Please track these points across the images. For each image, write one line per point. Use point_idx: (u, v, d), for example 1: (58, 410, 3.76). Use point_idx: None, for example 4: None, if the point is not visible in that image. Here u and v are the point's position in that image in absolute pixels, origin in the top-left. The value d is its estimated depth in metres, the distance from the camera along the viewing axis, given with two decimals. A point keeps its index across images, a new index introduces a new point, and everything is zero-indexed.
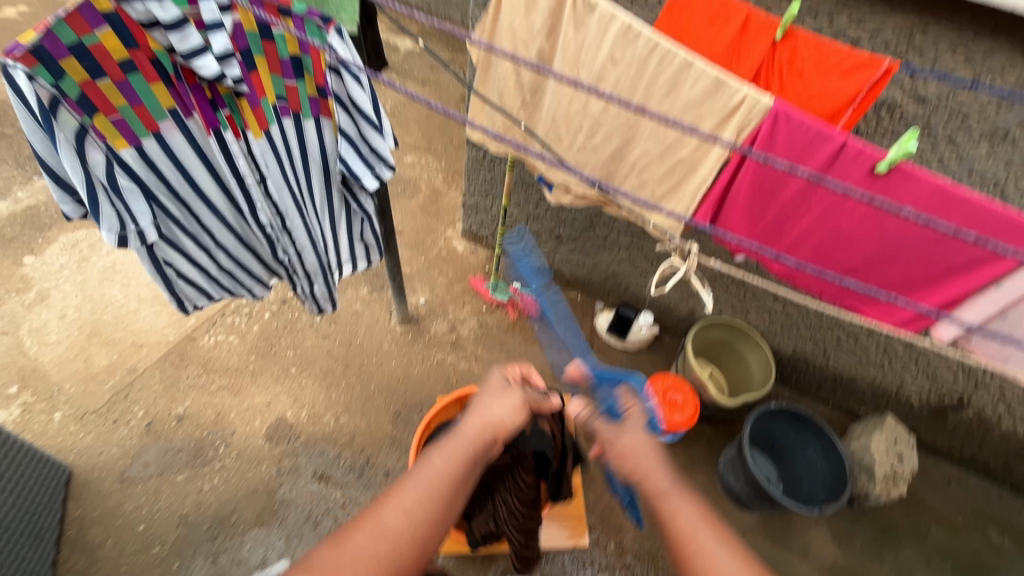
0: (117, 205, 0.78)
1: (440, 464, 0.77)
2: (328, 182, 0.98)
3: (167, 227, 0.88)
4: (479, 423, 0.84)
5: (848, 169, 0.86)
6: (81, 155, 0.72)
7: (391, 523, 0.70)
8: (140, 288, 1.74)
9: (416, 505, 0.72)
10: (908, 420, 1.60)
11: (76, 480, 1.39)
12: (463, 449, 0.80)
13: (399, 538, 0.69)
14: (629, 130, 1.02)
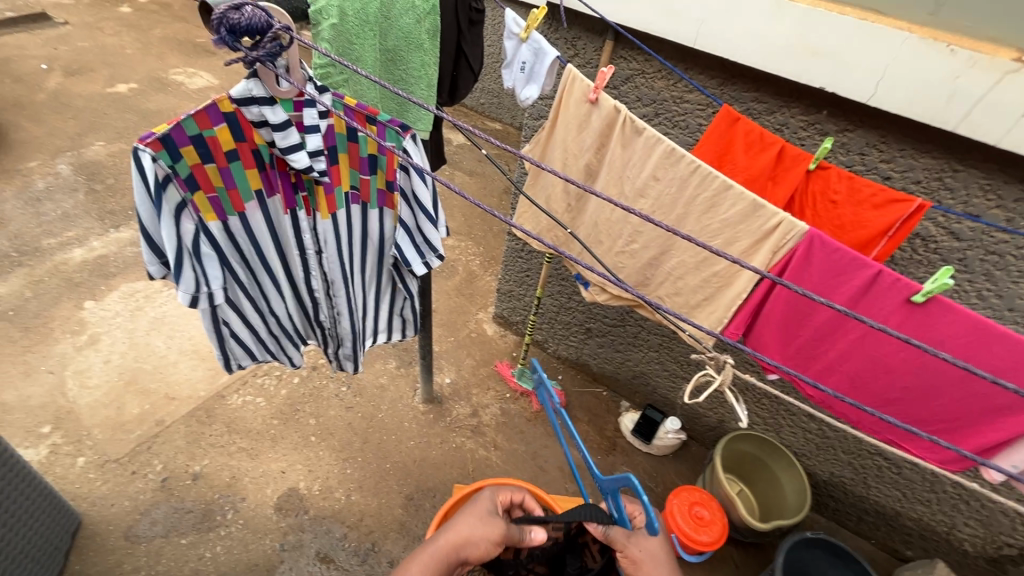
0: (196, 269, 0.84)
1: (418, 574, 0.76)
2: (380, 261, 1.05)
3: (231, 291, 0.95)
4: (453, 542, 0.81)
5: (883, 298, 0.88)
6: (177, 225, 0.80)
7: None
8: (183, 342, 1.83)
9: None
10: (963, 569, 1.45)
11: (83, 531, 1.37)
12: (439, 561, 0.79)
13: None
14: (666, 241, 1.08)
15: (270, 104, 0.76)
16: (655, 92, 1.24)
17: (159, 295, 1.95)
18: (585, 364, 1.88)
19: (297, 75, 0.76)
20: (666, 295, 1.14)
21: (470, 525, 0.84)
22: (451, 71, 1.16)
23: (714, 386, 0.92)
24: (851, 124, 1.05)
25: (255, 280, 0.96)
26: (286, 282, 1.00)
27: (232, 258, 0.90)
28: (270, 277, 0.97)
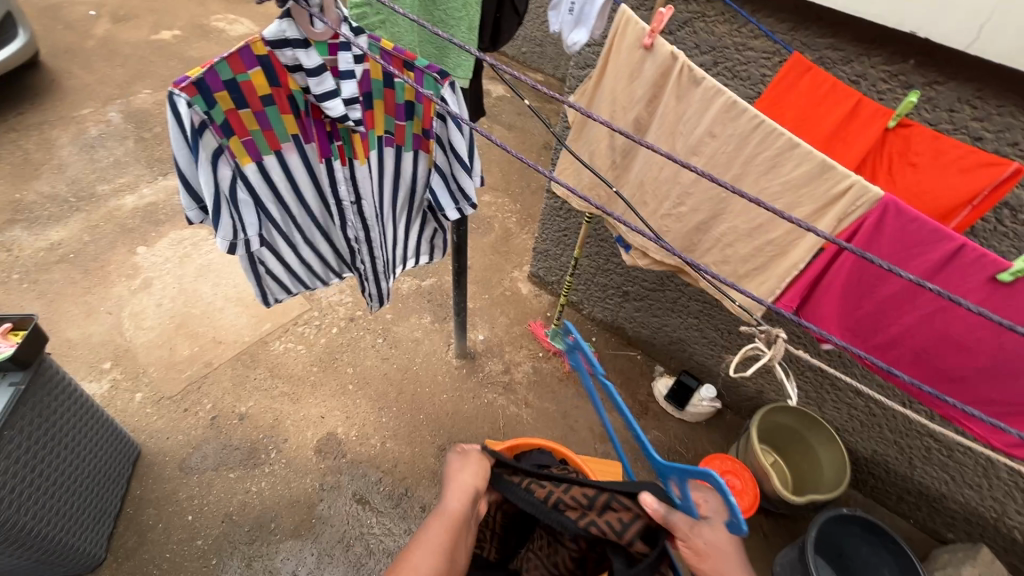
0: (234, 215, 0.84)
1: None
2: (414, 203, 1.04)
3: (267, 234, 0.95)
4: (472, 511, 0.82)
5: (960, 272, 0.80)
6: (214, 172, 0.79)
7: None
8: (229, 289, 1.89)
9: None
10: (1008, 556, 1.39)
11: (143, 459, 1.49)
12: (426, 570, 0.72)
13: None
14: (717, 205, 1.01)
15: (304, 47, 0.73)
16: (716, 38, 1.13)
17: (205, 243, 2.01)
18: (621, 327, 1.85)
19: (331, 15, 0.72)
20: (713, 261, 1.08)
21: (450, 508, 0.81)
22: (494, 14, 1.08)
23: (762, 360, 0.87)
24: (942, 75, 0.93)
25: (291, 224, 0.96)
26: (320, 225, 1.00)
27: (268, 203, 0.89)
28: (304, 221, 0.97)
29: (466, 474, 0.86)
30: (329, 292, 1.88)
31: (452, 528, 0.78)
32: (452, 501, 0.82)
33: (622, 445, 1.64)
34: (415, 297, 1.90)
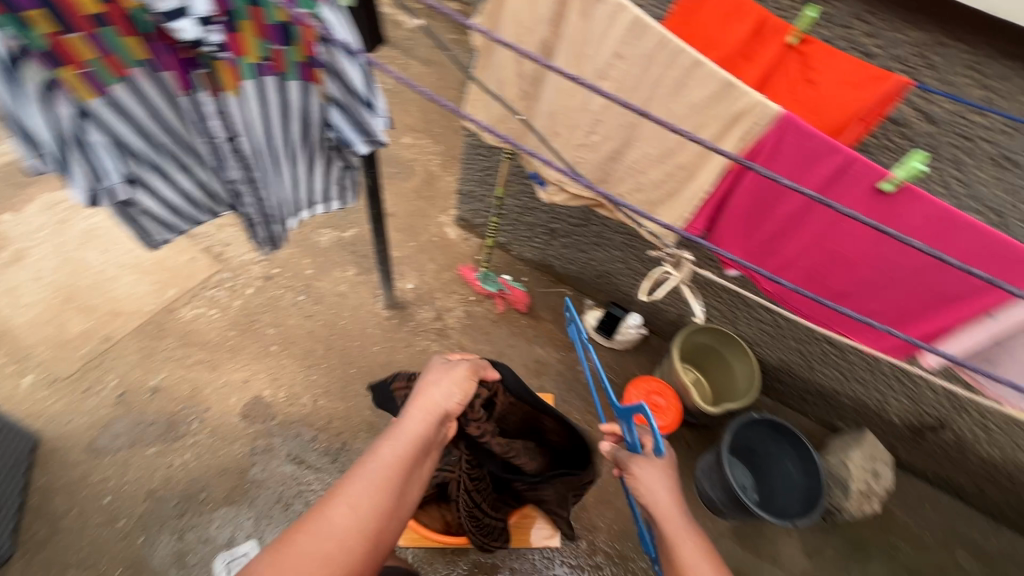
0: (86, 161, 0.76)
1: (339, 525, 0.67)
2: (311, 141, 0.94)
3: (138, 180, 0.85)
4: (426, 410, 0.83)
5: (849, 185, 0.84)
6: (47, 110, 0.70)
7: (338, 520, 0.67)
8: (121, 255, 1.70)
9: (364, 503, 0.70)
10: (888, 437, 1.60)
11: (43, 446, 1.36)
12: (367, 498, 0.70)
13: (347, 534, 0.67)
14: (629, 131, 0.99)
15: None
16: None
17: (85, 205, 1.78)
18: (550, 265, 1.86)
19: None
20: (628, 190, 1.07)
21: (408, 434, 0.79)
22: None
23: (670, 282, 0.90)
24: None
25: (165, 167, 0.86)
26: (200, 168, 0.90)
27: (126, 143, 0.79)
28: (178, 163, 0.87)
29: (437, 398, 0.85)
30: (240, 251, 1.74)
31: (403, 457, 0.76)
32: (410, 427, 0.80)
33: (556, 379, 1.70)
34: (337, 249, 1.80)
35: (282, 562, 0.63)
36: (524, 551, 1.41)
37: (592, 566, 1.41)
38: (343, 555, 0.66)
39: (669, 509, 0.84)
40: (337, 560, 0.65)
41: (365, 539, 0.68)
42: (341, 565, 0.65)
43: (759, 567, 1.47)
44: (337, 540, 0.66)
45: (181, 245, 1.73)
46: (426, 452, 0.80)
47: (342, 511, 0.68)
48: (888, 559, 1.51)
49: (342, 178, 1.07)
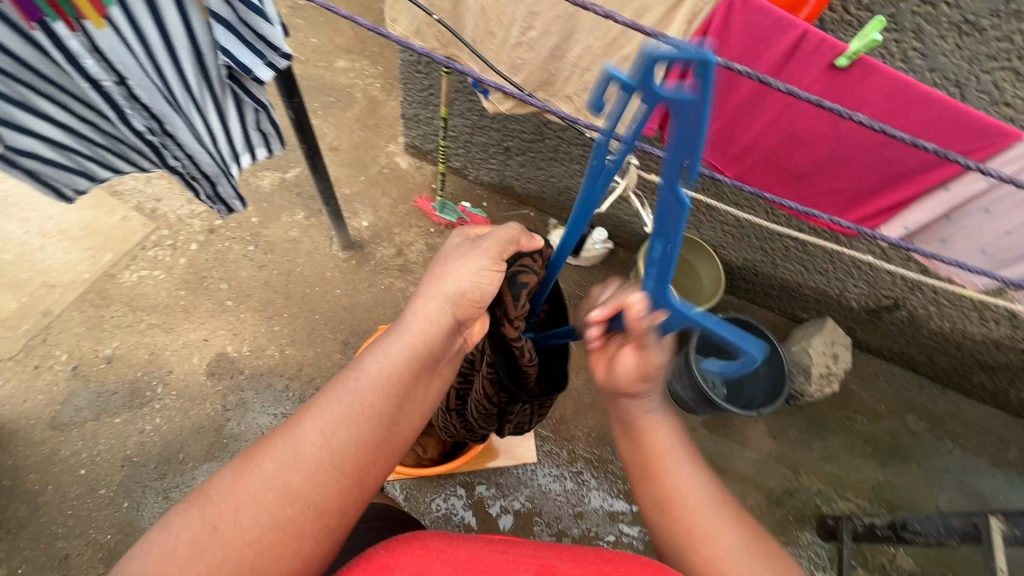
0: None
1: (309, 457, 0.52)
2: (207, 76, 0.84)
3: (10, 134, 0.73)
4: (436, 307, 0.62)
5: (805, 62, 0.78)
6: None
7: (306, 446, 0.53)
8: (42, 223, 1.56)
9: (340, 429, 0.54)
10: (847, 322, 1.66)
11: (3, 429, 1.32)
12: (346, 424, 0.54)
13: (318, 466, 0.52)
14: (568, 23, 0.89)
15: None
16: None
17: None
18: (510, 186, 1.78)
19: None
20: (574, 91, 0.98)
21: (406, 338, 0.60)
22: None
23: (618, 191, 0.85)
24: None
25: (42, 109, 0.74)
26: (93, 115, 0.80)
27: None
28: (63, 111, 0.77)
29: (455, 283, 0.63)
30: (174, 205, 1.62)
31: (393, 376, 0.58)
32: (407, 340, 0.60)
33: None
34: (281, 193, 1.68)
35: (239, 489, 0.50)
36: (509, 467, 1.47)
37: (574, 472, 1.49)
38: (314, 493, 0.52)
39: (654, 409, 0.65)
40: (304, 499, 0.51)
41: (340, 480, 0.53)
42: (312, 505, 0.52)
43: (730, 454, 1.57)
44: (305, 474, 0.52)
45: (108, 205, 1.60)
46: (430, 370, 0.62)
47: (314, 439, 0.53)
48: (846, 432, 1.62)
49: (260, 122, 0.99)
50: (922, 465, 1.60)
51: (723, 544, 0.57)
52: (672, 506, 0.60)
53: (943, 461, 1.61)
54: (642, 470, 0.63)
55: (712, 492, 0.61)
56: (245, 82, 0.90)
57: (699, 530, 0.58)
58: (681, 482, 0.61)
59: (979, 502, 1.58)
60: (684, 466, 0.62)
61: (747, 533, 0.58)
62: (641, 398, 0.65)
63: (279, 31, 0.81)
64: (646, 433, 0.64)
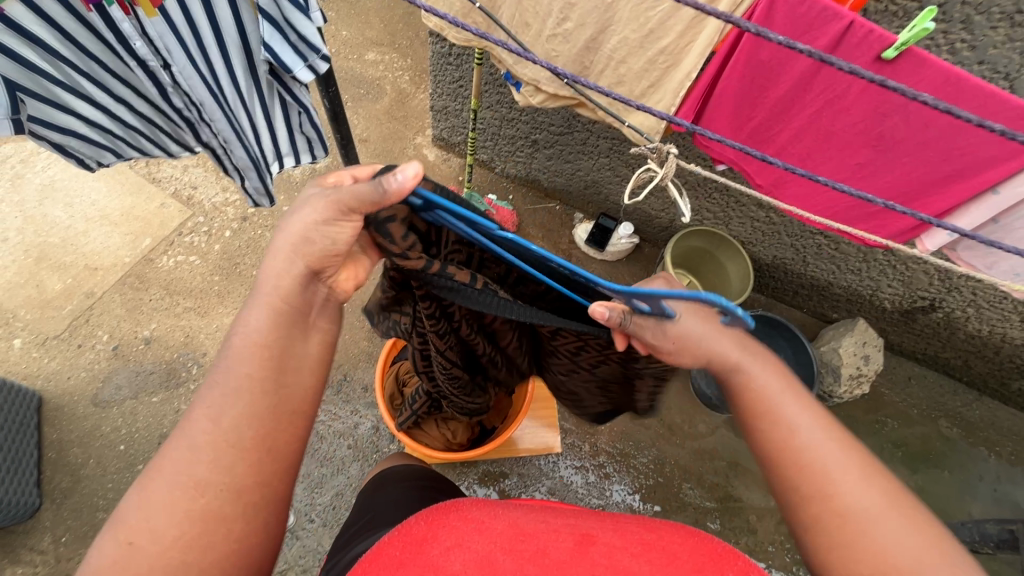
0: None
1: (201, 441, 0.50)
2: (254, 75, 0.87)
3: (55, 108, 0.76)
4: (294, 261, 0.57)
5: (850, 54, 0.77)
6: None
7: (196, 438, 0.51)
8: (86, 208, 1.62)
9: (226, 409, 0.52)
10: (879, 323, 1.63)
11: (48, 405, 1.38)
12: (229, 402, 0.52)
13: (219, 447, 0.51)
14: (604, 14, 0.88)
15: None
16: None
17: (36, 157, 1.67)
18: (536, 178, 1.77)
19: None
20: (607, 84, 0.97)
21: (266, 300, 0.57)
22: None
23: (656, 180, 0.84)
24: None
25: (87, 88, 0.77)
26: (134, 96, 0.83)
27: (33, 65, 0.70)
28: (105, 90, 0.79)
29: (297, 232, 0.57)
30: (209, 193, 1.66)
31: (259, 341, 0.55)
32: (263, 308, 0.57)
33: None
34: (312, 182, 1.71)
35: (145, 510, 0.48)
36: (531, 458, 1.48)
37: (596, 465, 1.49)
38: (221, 475, 0.50)
39: (762, 375, 0.63)
40: (214, 487, 0.49)
41: (246, 447, 0.52)
42: (226, 489, 0.50)
43: None
44: (207, 461, 0.50)
45: (147, 192, 1.65)
46: (303, 324, 0.59)
47: (203, 427, 0.51)
48: (876, 435, 1.59)
49: (301, 125, 1.01)
50: (954, 472, 1.56)
51: (847, 490, 0.52)
52: (786, 463, 0.56)
53: (976, 468, 1.57)
54: (753, 431, 0.60)
55: (837, 443, 0.56)
56: (288, 82, 0.91)
57: (824, 482, 0.53)
58: (796, 441, 0.57)
59: (1015, 511, 1.53)
60: (791, 406, 0.59)
61: (885, 489, 0.52)
62: (738, 364, 0.64)
63: (317, 24, 0.79)
64: (758, 396, 0.61)
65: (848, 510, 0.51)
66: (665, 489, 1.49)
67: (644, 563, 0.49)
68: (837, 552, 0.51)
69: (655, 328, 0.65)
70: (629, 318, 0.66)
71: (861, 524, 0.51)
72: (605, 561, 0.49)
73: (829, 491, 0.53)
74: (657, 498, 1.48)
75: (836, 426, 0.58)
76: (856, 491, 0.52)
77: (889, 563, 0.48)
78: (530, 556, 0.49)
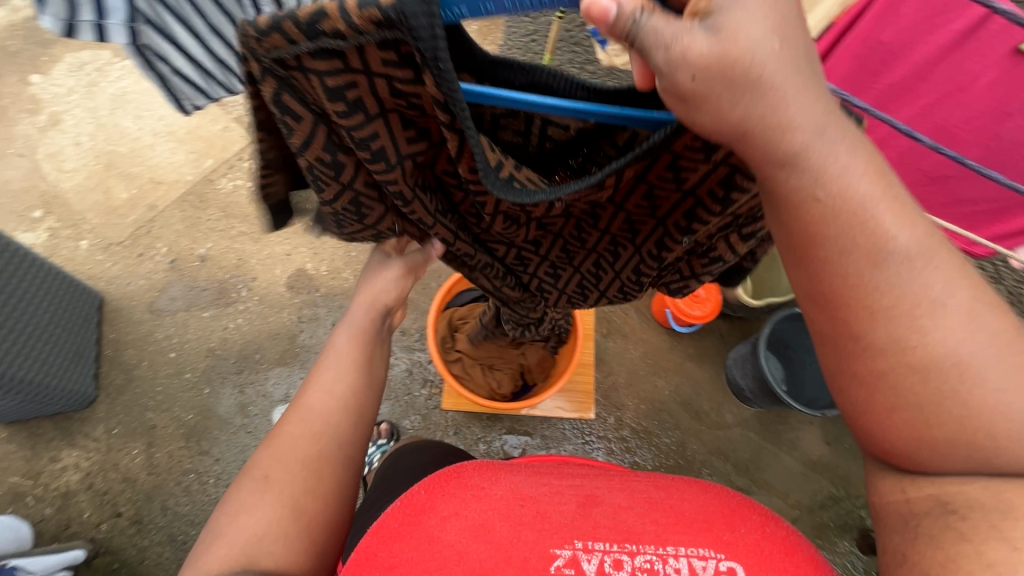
0: None
1: (318, 408, 0.67)
2: None
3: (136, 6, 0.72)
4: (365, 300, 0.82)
5: (986, 44, 0.85)
6: None
7: (315, 404, 0.68)
8: (154, 122, 1.65)
9: (338, 385, 0.70)
10: None
11: (108, 306, 1.45)
12: (337, 379, 0.71)
13: (330, 413, 0.67)
14: None
15: None
16: None
17: (111, 67, 1.71)
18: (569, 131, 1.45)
19: None
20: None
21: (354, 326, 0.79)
22: None
23: None
24: None
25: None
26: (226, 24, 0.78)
27: None
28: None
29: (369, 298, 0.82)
30: None
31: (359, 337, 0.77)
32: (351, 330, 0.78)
33: None
34: None
35: (273, 453, 0.63)
36: (557, 422, 1.50)
37: (619, 438, 1.51)
38: (331, 430, 0.66)
39: (847, 165, 0.43)
40: (328, 434, 0.66)
41: (345, 415, 0.68)
42: (335, 440, 0.66)
43: (778, 451, 1.53)
44: (322, 420, 0.66)
45: (212, 113, 1.67)
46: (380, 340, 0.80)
47: (319, 397, 0.69)
48: None
49: None
50: None
51: (934, 340, 0.44)
52: (854, 308, 0.46)
53: None
54: (810, 263, 0.46)
55: (944, 271, 0.45)
56: None
57: (917, 336, 0.45)
58: (879, 279, 0.45)
59: None
60: (888, 219, 0.44)
61: (993, 327, 0.45)
62: (805, 151, 0.42)
63: None
64: (843, 212, 0.44)
65: (934, 365, 0.44)
66: (684, 471, 1.50)
67: (648, 522, 0.53)
68: (910, 413, 0.46)
69: (686, 42, 0.37)
70: (644, 14, 0.37)
71: (957, 387, 0.44)
72: (609, 520, 0.53)
73: (914, 342, 0.45)
74: None
75: (921, 226, 0.46)
76: (950, 340, 0.44)
77: (989, 430, 0.44)
78: (531, 520, 0.53)
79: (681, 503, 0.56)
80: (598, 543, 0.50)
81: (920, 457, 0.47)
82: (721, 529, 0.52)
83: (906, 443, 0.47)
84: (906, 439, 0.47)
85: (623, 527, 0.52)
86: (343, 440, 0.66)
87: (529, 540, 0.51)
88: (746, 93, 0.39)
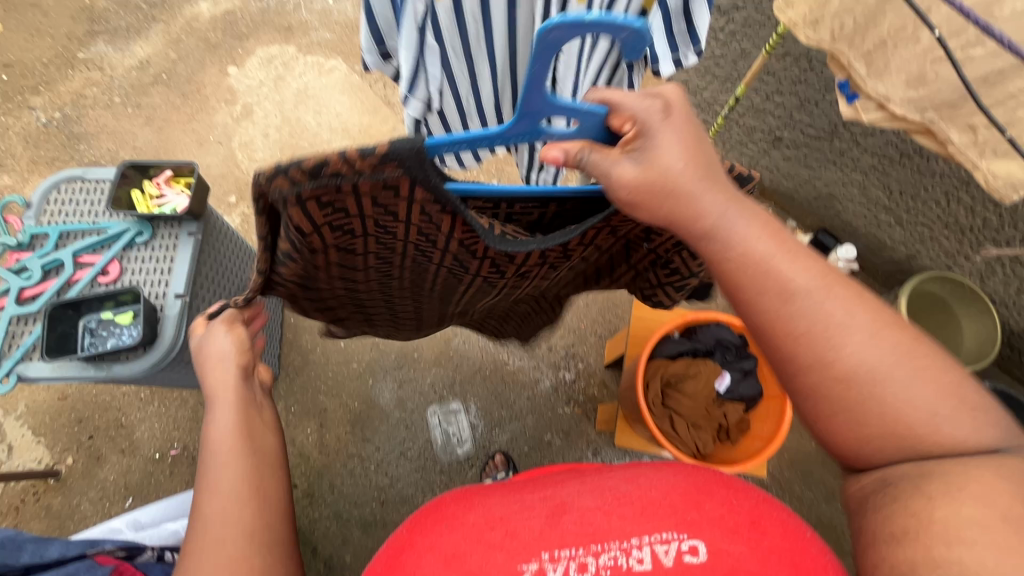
0: (419, 72, 0.84)
1: (242, 493, 0.62)
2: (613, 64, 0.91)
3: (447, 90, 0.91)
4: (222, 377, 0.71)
5: None
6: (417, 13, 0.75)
7: (209, 505, 0.60)
8: (331, 119, 1.77)
9: (236, 474, 0.64)
10: None
11: None
12: (248, 468, 0.65)
13: (232, 502, 0.61)
14: None
15: None
16: None
17: (296, 62, 1.83)
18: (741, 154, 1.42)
19: None
20: (986, 123, 0.84)
21: (220, 402, 0.70)
22: None
23: None
24: None
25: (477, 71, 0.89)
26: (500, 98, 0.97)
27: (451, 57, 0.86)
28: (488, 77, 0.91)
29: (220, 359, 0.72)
30: None
31: (240, 422, 0.69)
32: (224, 420, 0.68)
33: None
34: None
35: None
36: None
37: (759, 484, 1.47)
38: (251, 515, 0.61)
39: (744, 233, 0.59)
40: (245, 522, 0.60)
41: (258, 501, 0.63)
42: (249, 527, 0.60)
43: None
44: (229, 513, 0.60)
45: (382, 114, 1.78)
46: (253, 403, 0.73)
47: (213, 500, 0.61)
48: None
49: None
50: None
51: (849, 355, 0.54)
52: (781, 337, 0.57)
53: None
54: (741, 307, 0.59)
55: (842, 301, 0.56)
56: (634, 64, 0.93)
57: (827, 351, 0.55)
58: (794, 311, 0.56)
59: None
60: (782, 262, 0.58)
61: (873, 318, 0.55)
62: (716, 227, 0.59)
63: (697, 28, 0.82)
64: (749, 264, 0.58)
65: (853, 377, 0.54)
66: (827, 528, 1.44)
67: (615, 517, 0.53)
68: (844, 417, 0.55)
69: (618, 170, 0.58)
70: (584, 155, 0.60)
71: (872, 386, 0.53)
72: (575, 526, 0.53)
73: (832, 356, 0.55)
74: (815, 535, 1.44)
75: (818, 262, 0.59)
76: (858, 354, 0.54)
77: (908, 421, 0.53)
78: (502, 541, 0.53)
79: (648, 490, 0.56)
80: (565, 551, 0.51)
81: (863, 453, 0.55)
82: (688, 510, 0.53)
83: (861, 447, 0.55)
84: (859, 443, 0.55)
85: (592, 527, 0.53)
86: (265, 518, 0.62)
87: (498, 565, 0.51)
88: (667, 199, 0.58)
